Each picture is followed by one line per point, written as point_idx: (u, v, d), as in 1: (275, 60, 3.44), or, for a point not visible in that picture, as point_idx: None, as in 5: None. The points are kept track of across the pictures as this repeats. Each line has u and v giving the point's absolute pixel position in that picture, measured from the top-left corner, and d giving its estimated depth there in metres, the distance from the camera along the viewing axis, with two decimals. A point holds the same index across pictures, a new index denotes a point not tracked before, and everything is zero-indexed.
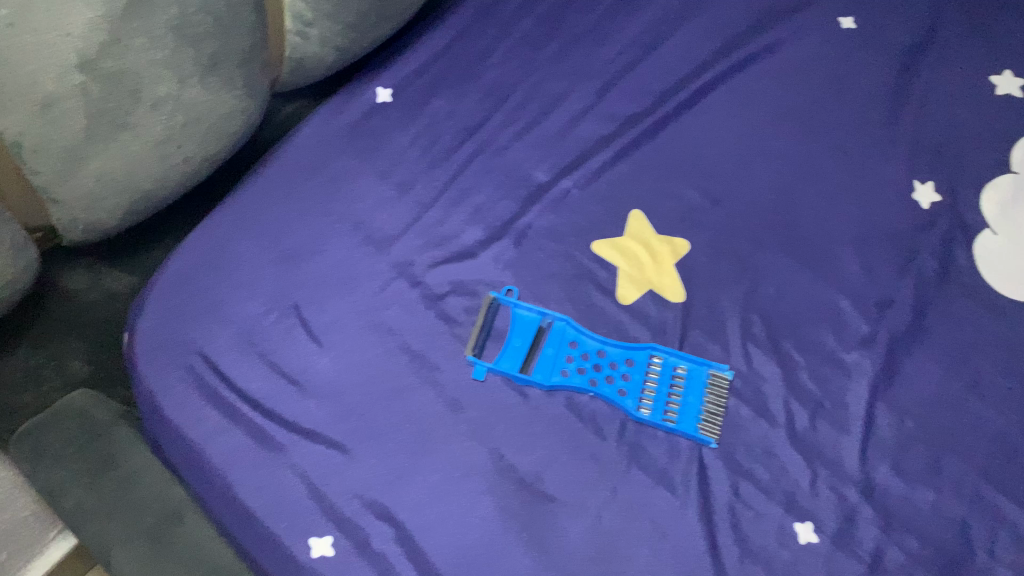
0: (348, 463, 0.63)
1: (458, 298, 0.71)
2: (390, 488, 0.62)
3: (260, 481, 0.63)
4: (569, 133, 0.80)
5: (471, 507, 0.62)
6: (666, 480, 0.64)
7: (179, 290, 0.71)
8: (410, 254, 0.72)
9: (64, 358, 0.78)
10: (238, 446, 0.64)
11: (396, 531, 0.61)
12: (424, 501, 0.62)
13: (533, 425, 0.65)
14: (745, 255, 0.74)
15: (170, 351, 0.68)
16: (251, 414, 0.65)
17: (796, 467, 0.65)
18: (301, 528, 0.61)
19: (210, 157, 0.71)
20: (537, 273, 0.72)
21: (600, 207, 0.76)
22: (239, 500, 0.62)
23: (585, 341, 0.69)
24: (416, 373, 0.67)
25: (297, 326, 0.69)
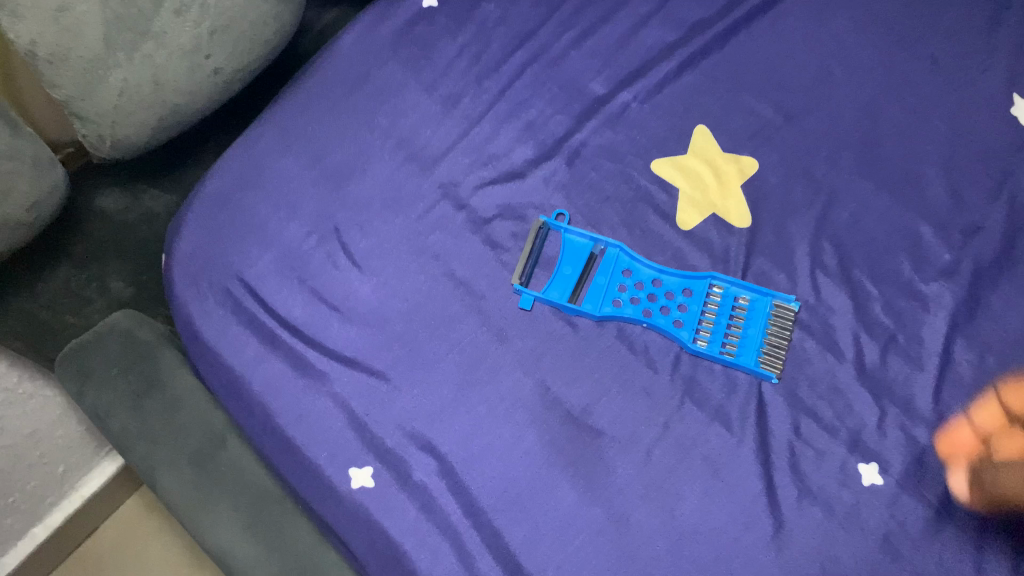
0: (390, 392, 0.61)
1: (505, 222, 0.67)
2: (434, 420, 0.60)
3: (302, 411, 0.61)
4: (630, 42, 0.74)
5: (516, 441, 0.60)
6: (722, 416, 0.61)
7: (216, 210, 0.68)
8: (457, 173, 0.68)
9: (107, 278, 0.77)
10: (279, 373, 0.62)
11: (439, 463, 0.59)
12: (469, 434, 0.60)
13: (583, 357, 0.62)
14: (819, 176, 0.68)
15: (207, 275, 0.66)
16: (291, 341, 0.63)
17: (864, 406, 0.61)
18: (343, 458, 0.60)
19: (242, 68, 0.68)
20: (591, 195, 0.68)
21: (661, 124, 0.71)
22: (280, 428, 0.61)
23: (640, 269, 0.65)
24: (462, 299, 0.64)
25: (338, 251, 0.65)
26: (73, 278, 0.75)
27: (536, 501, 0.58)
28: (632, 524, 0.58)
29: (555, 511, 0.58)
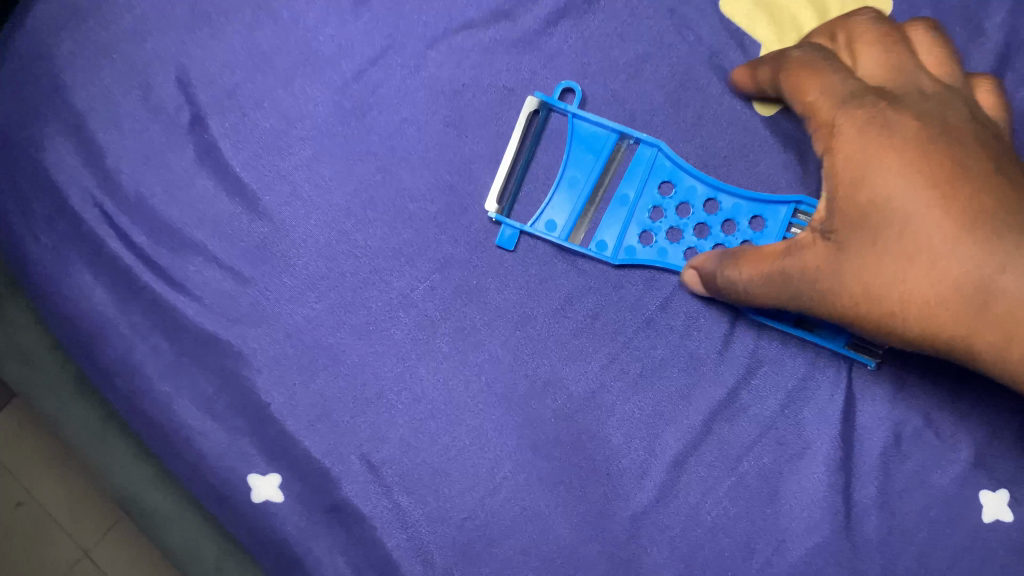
0: (306, 372, 0.42)
1: (481, 96, 0.43)
2: (369, 410, 0.42)
3: (179, 386, 0.42)
4: None
5: (489, 443, 0.42)
6: (790, 415, 0.41)
7: (31, 65, 0.43)
8: (407, 12, 0.43)
9: None
10: (143, 330, 0.42)
11: (376, 478, 0.42)
12: (420, 431, 0.42)
13: (594, 320, 0.42)
14: (996, 27, 0.42)
15: (27, 170, 0.43)
16: (155, 282, 0.42)
17: (1004, 409, 0.41)
18: (235, 457, 0.42)
19: None
20: (616, 52, 0.43)
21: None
22: (148, 409, 0.42)
23: (686, 182, 0.41)
24: (411, 227, 0.42)
25: (222, 140, 0.43)
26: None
27: (514, 530, 0.41)
28: (646, 568, 0.41)
29: (541, 546, 0.41)
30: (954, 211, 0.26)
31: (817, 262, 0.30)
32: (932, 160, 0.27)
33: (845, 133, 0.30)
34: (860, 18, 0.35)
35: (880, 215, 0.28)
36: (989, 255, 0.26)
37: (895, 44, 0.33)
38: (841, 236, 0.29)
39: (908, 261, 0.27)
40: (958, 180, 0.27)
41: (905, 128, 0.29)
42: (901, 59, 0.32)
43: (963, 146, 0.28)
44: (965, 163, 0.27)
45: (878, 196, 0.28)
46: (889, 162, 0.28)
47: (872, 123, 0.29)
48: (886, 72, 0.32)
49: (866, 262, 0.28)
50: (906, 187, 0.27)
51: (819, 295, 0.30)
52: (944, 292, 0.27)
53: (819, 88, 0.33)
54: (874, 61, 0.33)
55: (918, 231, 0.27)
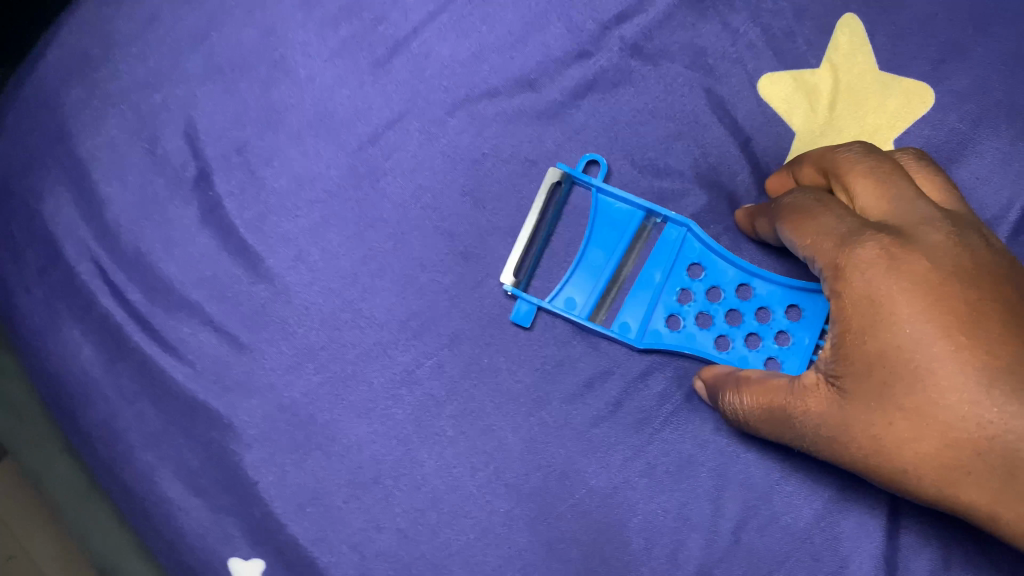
0: (298, 451, 0.39)
1: (503, 164, 0.40)
2: (363, 495, 0.38)
3: (163, 457, 0.39)
4: None
5: (493, 540, 0.38)
6: (829, 528, 0.37)
7: (38, 112, 0.41)
8: (431, 74, 0.41)
9: None
10: (129, 395, 0.40)
11: (366, 572, 0.38)
12: (418, 523, 0.38)
13: (614, 409, 0.39)
14: None
15: (23, 220, 0.41)
16: (144, 344, 0.40)
17: None
18: (216, 540, 0.38)
19: None
20: (648, 124, 0.40)
21: (783, 2, 0.41)
22: (128, 480, 0.39)
23: (717, 265, 0.39)
24: (421, 298, 0.40)
25: (228, 197, 0.40)
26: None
27: None
28: None
29: None
30: (977, 384, 0.26)
31: (828, 414, 0.29)
32: (951, 324, 0.27)
33: (853, 284, 0.29)
34: (844, 145, 0.34)
35: (900, 379, 0.27)
36: (1011, 428, 0.26)
37: (888, 170, 0.31)
38: (856, 392, 0.29)
39: (928, 426, 0.27)
40: (981, 346, 0.26)
41: (920, 278, 0.28)
42: (899, 185, 0.31)
43: (981, 304, 0.27)
44: (985, 324, 0.27)
45: (901, 354, 0.27)
46: (911, 323, 0.27)
47: (882, 270, 0.28)
48: (885, 206, 0.30)
49: (885, 423, 0.28)
50: (929, 354, 0.27)
51: (829, 447, 0.30)
52: (962, 459, 0.27)
53: (817, 224, 0.31)
54: (870, 193, 0.31)
55: (940, 399, 0.27)
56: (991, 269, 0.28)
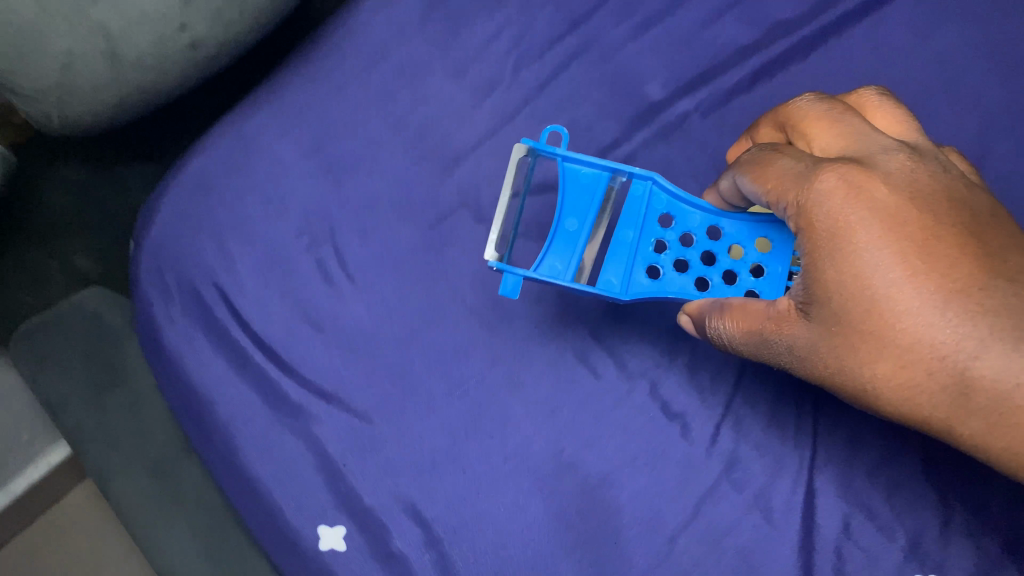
0: (375, 442, 0.52)
1: (529, 243, 0.56)
2: (423, 476, 0.52)
3: (271, 448, 0.53)
4: (704, 35, 0.59)
5: (519, 510, 0.52)
6: (763, 503, 0.52)
7: (193, 193, 0.56)
8: (480, 179, 0.57)
9: (70, 255, 0.68)
10: (248, 401, 0.53)
11: (425, 531, 0.51)
12: (464, 497, 0.52)
13: (611, 414, 0.53)
14: None
15: (177, 270, 0.55)
16: (263, 363, 0.54)
17: (929, 505, 0.52)
18: (312, 512, 0.52)
19: (230, 39, 0.49)
20: None
21: (730, 138, 0.58)
22: (241, 465, 0.53)
23: (685, 213, 0.47)
24: (469, 332, 0.54)
25: (331, 260, 0.56)
26: (36, 254, 0.68)
27: None
28: None
29: None
30: (931, 304, 0.34)
31: (802, 334, 0.38)
32: (906, 249, 0.34)
33: (816, 216, 0.36)
34: (804, 102, 0.43)
35: (858, 299, 0.35)
36: (961, 348, 0.34)
37: (840, 114, 0.41)
38: (824, 314, 0.36)
39: (886, 340, 0.35)
40: (934, 269, 0.34)
41: (878, 208, 0.35)
42: (851, 123, 0.40)
43: (934, 228, 0.35)
44: (937, 243, 0.34)
45: (864, 280, 0.35)
46: (868, 247, 0.35)
47: (845, 201, 0.35)
48: (844, 142, 0.40)
49: (846, 338, 0.36)
50: (888, 277, 0.34)
51: (801, 358, 0.38)
52: (918, 370, 0.35)
53: (780, 167, 0.39)
54: (829, 137, 0.40)
55: (898, 321, 0.34)
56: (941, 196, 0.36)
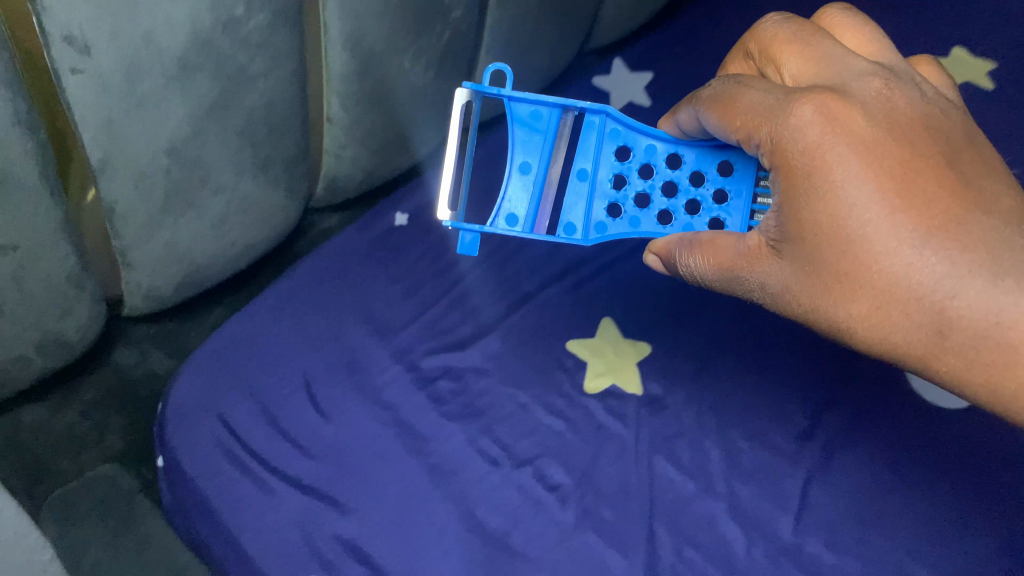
0: (342, 511, 0.82)
1: (446, 382, 0.90)
2: (371, 538, 0.81)
3: (261, 527, 0.80)
4: (556, 257, 0.97)
5: (440, 560, 0.81)
6: (617, 541, 0.84)
7: (212, 361, 0.86)
8: (410, 344, 0.91)
9: (105, 428, 0.89)
10: (241, 496, 0.81)
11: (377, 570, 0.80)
12: (400, 553, 0.81)
13: (504, 491, 0.85)
14: (691, 356, 0.94)
15: (197, 415, 0.83)
16: (261, 471, 0.82)
17: (733, 534, 0.86)
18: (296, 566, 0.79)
19: (250, 244, 0.84)
20: (518, 365, 0.92)
21: (573, 317, 0.95)
22: (241, 545, 0.79)
23: (645, 148, 0.64)
24: (401, 440, 0.86)
25: (307, 401, 0.86)
26: (80, 422, 0.88)
27: None
28: None
29: None
30: (907, 238, 0.44)
31: (780, 269, 0.50)
32: (883, 188, 0.45)
33: (794, 157, 0.47)
34: (772, 25, 0.53)
35: (837, 228, 0.46)
36: (938, 285, 0.44)
37: (810, 36, 0.52)
38: (801, 254, 0.48)
39: (864, 278, 0.46)
40: (907, 209, 0.44)
41: (859, 149, 0.45)
42: (822, 51, 0.51)
43: (902, 163, 0.45)
44: (907, 181, 0.45)
45: (846, 220, 0.45)
46: (843, 186, 0.45)
47: (824, 144, 0.46)
48: (817, 68, 0.50)
49: (820, 271, 0.47)
50: (866, 216, 0.45)
51: (777, 283, 0.50)
52: (892, 305, 0.46)
53: (752, 104, 0.50)
54: (802, 64, 0.51)
55: (878, 259, 0.45)
56: (909, 128, 0.46)
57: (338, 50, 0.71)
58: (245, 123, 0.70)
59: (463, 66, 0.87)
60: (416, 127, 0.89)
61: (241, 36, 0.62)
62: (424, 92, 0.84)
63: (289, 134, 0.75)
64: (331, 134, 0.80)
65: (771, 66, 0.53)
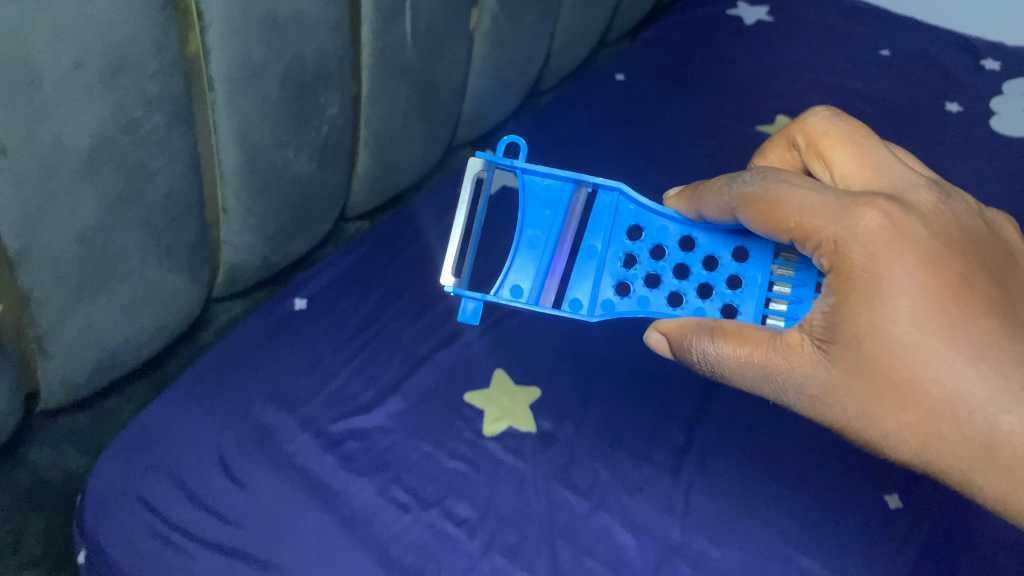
0: (261, 565, 0.78)
1: (354, 442, 0.87)
2: None
3: None
4: (448, 320, 0.98)
5: None
6: (526, 563, 0.81)
7: (124, 456, 0.83)
8: (316, 412, 0.89)
9: (24, 532, 0.82)
10: (158, 562, 0.77)
11: None
12: None
13: (411, 532, 0.81)
14: (580, 393, 0.94)
15: (114, 502, 0.80)
16: (177, 539, 0.79)
17: (632, 547, 0.83)
18: None
19: (160, 328, 0.79)
20: (421, 419, 0.89)
21: (469, 373, 0.94)
22: None
23: (659, 229, 0.81)
24: (315, 496, 0.83)
25: (221, 473, 0.83)
26: None
27: None
28: None
29: None
30: (958, 348, 0.59)
31: (824, 363, 0.64)
32: (940, 303, 0.60)
33: (858, 269, 0.62)
34: (824, 121, 0.72)
35: (892, 333, 0.60)
36: (992, 402, 0.58)
37: (861, 138, 0.71)
38: (854, 353, 0.62)
39: (921, 381, 0.60)
40: (964, 324, 0.59)
41: (922, 268, 0.60)
42: (876, 156, 0.70)
43: (959, 283, 0.60)
44: (966, 299, 0.60)
45: (909, 326, 0.60)
46: (907, 299, 0.60)
47: (893, 259, 0.61)
48: (869, 171, 0.69)
49: (868, 373, 0.62)
50: (921, 328, 0.59)
51: (818, 377, 0.65)
52: (939, 408, 0.60)
53: (811, 205, 0.65)
54: (851, 163, 0.70)
55: (936, 364, 0.59)
56: (958, 247, 0.63)
57: (227, 147, 0.76)
58: (149, 214, 0.70)
59: (346, 146, 0.90)
60: (305, 210, 0.90)
61: (141, 136, 0.66)
62: (312, 182, 0.88)
63: (191, 216, 0.75)
64: (228, 225, 0.82)
65: (820, 158, 0.73)
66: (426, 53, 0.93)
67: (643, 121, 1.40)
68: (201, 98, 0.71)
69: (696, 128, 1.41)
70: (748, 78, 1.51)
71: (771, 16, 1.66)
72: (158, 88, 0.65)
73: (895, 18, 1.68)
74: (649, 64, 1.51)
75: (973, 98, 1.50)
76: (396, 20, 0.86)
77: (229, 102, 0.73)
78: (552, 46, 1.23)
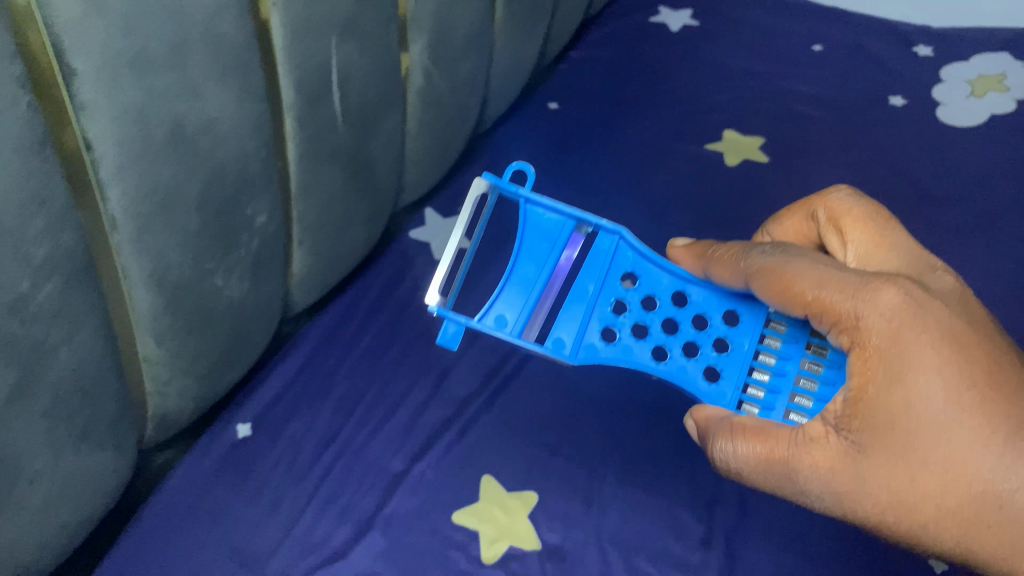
0: None
1: None
2: None
3: None
4: (416, 425, 0.86)
5: None
6: None
7: None
8: (287, 568, 0.77)
9: None
10: None
11: None
12: None
13: None
14: (579, 489, 0.83)
15: None
16: None
17: None
18: None
19: (83, 515, 0.66)
20: (410, 555, 0.79)
21: (452, 485, 0.83)
22: None
23: (655, 280, 0.82)
24: None
25: None
26: None
27: None
28: None
29: None
30: (989, 427, 0.54)
31: (846, 452, 0.59)
32: (969, 379, 0.55)
33: (879, 345, 0.58)
34: (845, 199, 0.71)
35: (921, 413, 0.56)
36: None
37: (885, 220, 0.70)
38: (879, 438, 0.58)
39: (953, 465, 0.55)
40: (996, 402, 0.55)
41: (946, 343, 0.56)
42: (896, 241, 0.69)
43: (988, 361, 0.56)
44: (999, 377, 0.56)
45: (937, 404, 0.55)
46: (933, 376, 0.55)
47: (912, 333, 0.57)
48: (886, 254, 0.69)
49: (897, 460, 0.57)
50: (951, 408, 0.55)
51: (846, 472, 0.59)
52: (974, 495, 0.55)
53: (831, 280, 0.62)
54: (868, 243, 0.70)
55: (967, 445, 0.54)
56: (983, 327, 0.59)
57: (140, 292, 0.62)
58: (54, 396, 0.56)
59: (280, 255, 0.77)
60: (241, 335, 0.77)
61: (32, 314, 0.52)
62: (243, 305, 0.74)
63: (108, 382, 0.62)
64: (152, 371, 0.68)
65: (839, 235, 0.72)
66: (357, 131, 0.81)
67: (586, 151, 1.31)
68: (102, 243, 0.57)
69: (644, 153, 1.31)
70: (684, 91, 1.44)
71: (696, 19, 1.59)
72: (46, 252, 0.51)
73: (819, 8, 1.62)
74: (580, 88, 1.42)
75: (915, 86, 1.44)
76: (321, 102, 0.73)
77: (137, 242, 0.59)
78: (488, 88, 1.12)
